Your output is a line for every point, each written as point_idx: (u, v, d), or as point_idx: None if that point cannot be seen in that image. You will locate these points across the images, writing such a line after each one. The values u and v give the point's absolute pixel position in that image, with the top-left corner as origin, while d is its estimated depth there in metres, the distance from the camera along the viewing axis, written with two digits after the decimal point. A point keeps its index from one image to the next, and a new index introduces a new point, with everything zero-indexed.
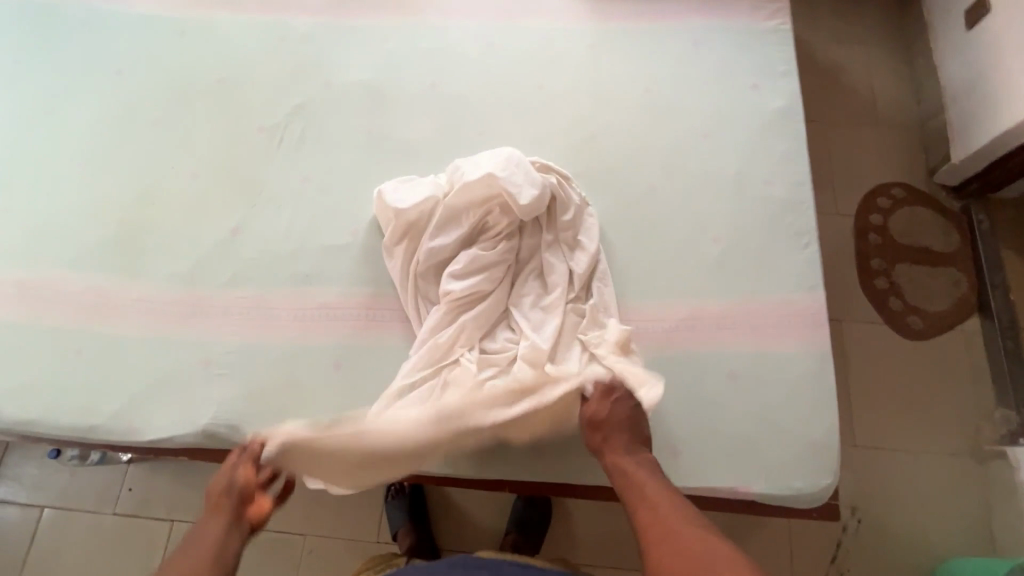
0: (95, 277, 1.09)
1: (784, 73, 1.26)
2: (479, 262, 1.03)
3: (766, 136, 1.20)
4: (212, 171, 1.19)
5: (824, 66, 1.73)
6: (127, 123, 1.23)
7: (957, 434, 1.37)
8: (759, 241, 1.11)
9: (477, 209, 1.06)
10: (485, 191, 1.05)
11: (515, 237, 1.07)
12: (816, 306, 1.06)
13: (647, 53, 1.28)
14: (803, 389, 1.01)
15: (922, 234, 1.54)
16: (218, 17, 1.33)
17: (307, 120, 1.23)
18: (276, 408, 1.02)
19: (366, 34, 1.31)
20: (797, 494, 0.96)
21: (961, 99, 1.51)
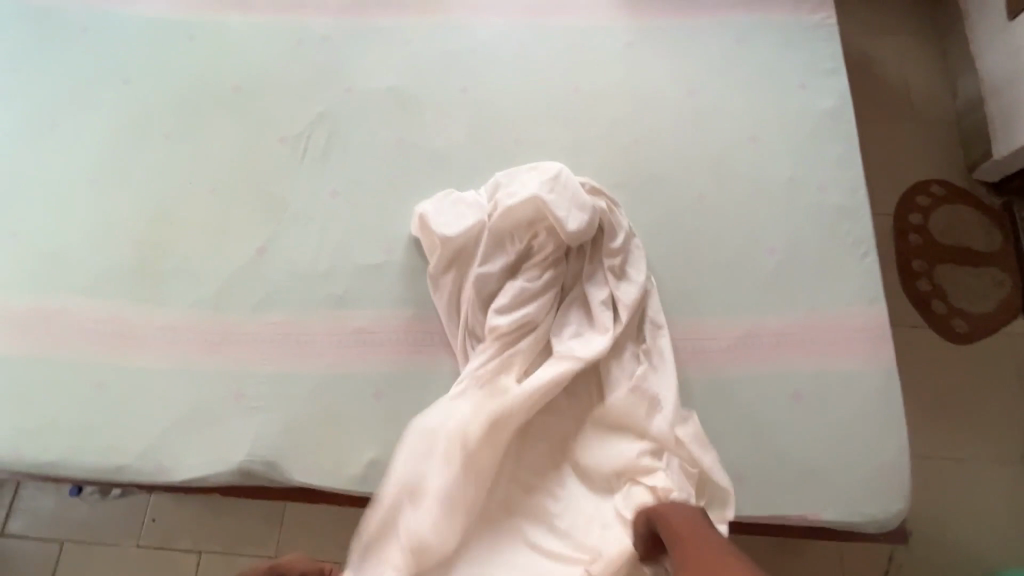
0: (113, 305, 1.02)
1: (830, 71, 1.21)
2: (524, 295, 0.97)
3: (816, 139, 1.14)
4: (232, 187, 1.12)
5: (856, 59, 1.67)
6: (137, 136, 1.15)
7: (1006, 440, 1.34)
8: (815, 250, 1.06)
9: (522, 237, 1.01)
10: (530, 212, 1.00)
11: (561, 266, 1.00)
12: (878, 319, 1.02)
13: (688, 51, 1.22)
14: (869, 408, 0.96)
15: (963, 233, 1.49)
16: (229, 19, 1.25)
17: (331, 129, 1.16)
18: (316, 441, 0.96)
19: (389, 35, 1.24)
20: (869, 518, 0.92)
21: (1003, 93, 1.46)
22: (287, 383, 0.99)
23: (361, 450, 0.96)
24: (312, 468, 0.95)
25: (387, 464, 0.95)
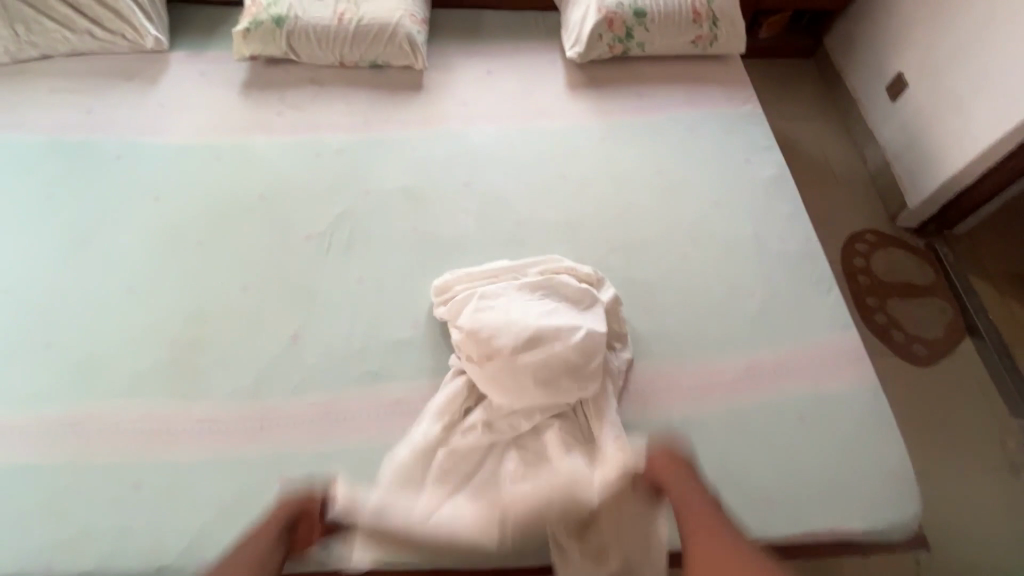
0: (152, 403, 1.06)
1: (767, 147, 1.47)
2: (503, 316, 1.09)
3: (768, 200, 1.36)
4: (262, 282, 1.21)
5: (780, 138, 2.00)
6: (169, 245, 1.25)
7: (988, 450, 1.46)
8: (787, 290, 1.23)
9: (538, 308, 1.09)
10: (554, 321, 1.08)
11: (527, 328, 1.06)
12: (852, 342, 1.17)
13: (651, 140, 1.46)
14: (866, 420, 1.08)
15: (902, 271, 1.72)
16: (252, 140, 1.42)
17: (352, 225, 1.29)
18: None
19: (397, 143, 1.43)
20: (892, 524, 0.99)
21: (904, 155, 1.78)
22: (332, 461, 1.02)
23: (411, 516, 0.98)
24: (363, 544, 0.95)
25: None
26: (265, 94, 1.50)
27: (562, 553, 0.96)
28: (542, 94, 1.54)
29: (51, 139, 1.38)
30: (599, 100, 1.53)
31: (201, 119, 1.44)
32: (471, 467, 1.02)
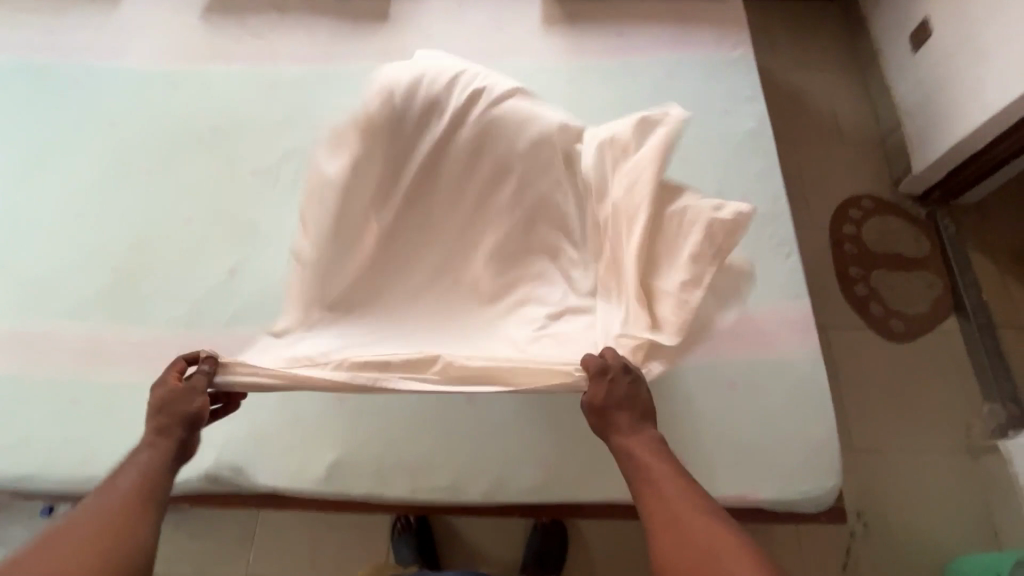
0: (93, 325, 1.10)
1: (750, 98, 1.35)
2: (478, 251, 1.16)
3: (739, 156, 1.27)
4: (207, 214, 1.21)
5: (787, 90, 1.85)
6: (119, 171, 1.25)
7: (951, 432, 1.40)
8: (743, 252, 1.16)
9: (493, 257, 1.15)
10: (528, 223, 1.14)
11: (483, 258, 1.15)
12: (802, 312, 1.11)
13: (623, 84, 1.37)
14: (799, 392, 1.04)
15: (895, 241, 1.61)
16: (209, 67, 1.38)
17: (301, 161, 1.27)
18: (280, 447, 1.01)
19: (356, 77, 1.37)
20: (804, 497, 0.98)
21: (915, 114, 1.62)
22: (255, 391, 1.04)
23: (324, 451, 1.00)
24: (277, 471, 0.99)
25: (350, 463, 0.99)
26: (226, 18, 1.44)
27: (465, 498, 0.98)
28: (514, 28, 1.44)
29: (14, 59, 1.38)
30: (574, 38, 1.43)
31: (161, 43, 1.41)
32: (387, 409, 1.03)
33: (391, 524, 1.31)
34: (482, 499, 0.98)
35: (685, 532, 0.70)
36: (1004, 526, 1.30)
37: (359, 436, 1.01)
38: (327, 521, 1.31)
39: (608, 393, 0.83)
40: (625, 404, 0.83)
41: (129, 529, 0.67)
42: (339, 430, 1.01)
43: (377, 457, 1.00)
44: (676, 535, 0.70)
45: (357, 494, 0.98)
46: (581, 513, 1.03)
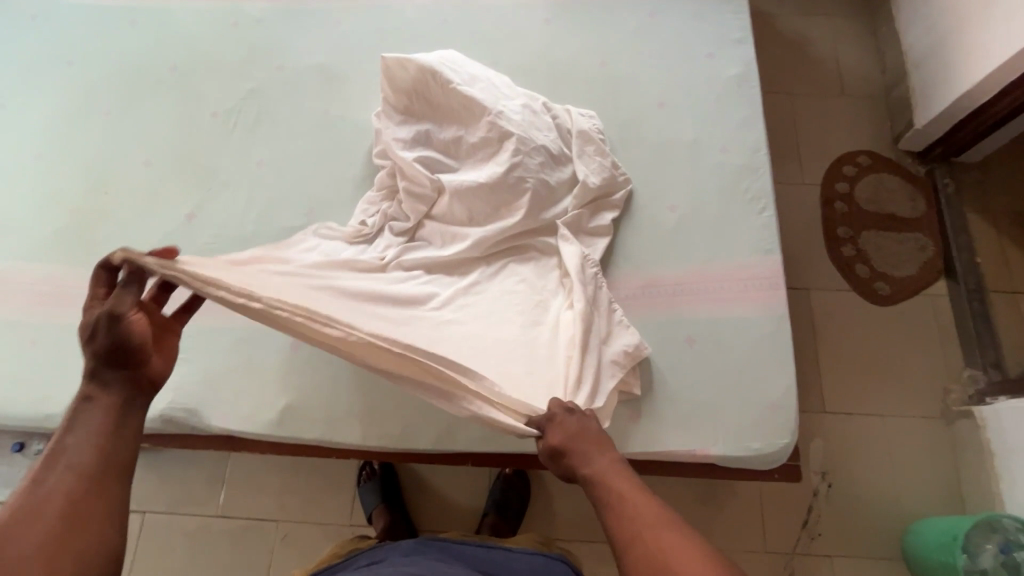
0: (52, 267, 1.10)
1: (739, 41, 1.26)
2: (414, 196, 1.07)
3: (720, 105, 1.20)
4: (165, 157, 1.18)
5: (788, 38, 1.74)
6: (76, 111, 1.22)
7: (926, 396, 1.38)
8: (714, 205, 1.12)
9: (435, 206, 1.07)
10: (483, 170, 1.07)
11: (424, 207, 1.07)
12: (770, 269, 1.06)
13: (603, 25, 1.28)
14: (758, 350, 1.01)
15: (888, 200, 1.54)
16: (169, 3, 1.32)
17: (261, 103, 1.22)
18: (233, 391, 1.01)
19: (320, 14, 1.30)
20: (755, 454, 0.96)
21: (922, 64, 1.51)
22: (210, 336, 1.04)
23: (277, 395, 1.01)
24: (230, 415, 1.00)
25: (301, 409, 1.00)
26: None
27: (414, 445, 0.98)
28: None
29: None
30: None
31: None
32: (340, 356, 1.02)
33: (357, 471, 1.33)
34: (431, 447, 0.98)
35: (663, 561, 0.60)
36: (971, 491, 1.28)
37: (311, 382, 1.01)
38: (295, 466, 1.34)
39: (561, 437, 0.74)
40: (581, 438, 0.74)
41: (103, 503, 0.59)
42: (291, 376, 1.01)
43: (328, 403, 1.00)
44: (642, 563, 0.61)
45: (307, 438, 0.99)
46: (533, 463, 1.03)
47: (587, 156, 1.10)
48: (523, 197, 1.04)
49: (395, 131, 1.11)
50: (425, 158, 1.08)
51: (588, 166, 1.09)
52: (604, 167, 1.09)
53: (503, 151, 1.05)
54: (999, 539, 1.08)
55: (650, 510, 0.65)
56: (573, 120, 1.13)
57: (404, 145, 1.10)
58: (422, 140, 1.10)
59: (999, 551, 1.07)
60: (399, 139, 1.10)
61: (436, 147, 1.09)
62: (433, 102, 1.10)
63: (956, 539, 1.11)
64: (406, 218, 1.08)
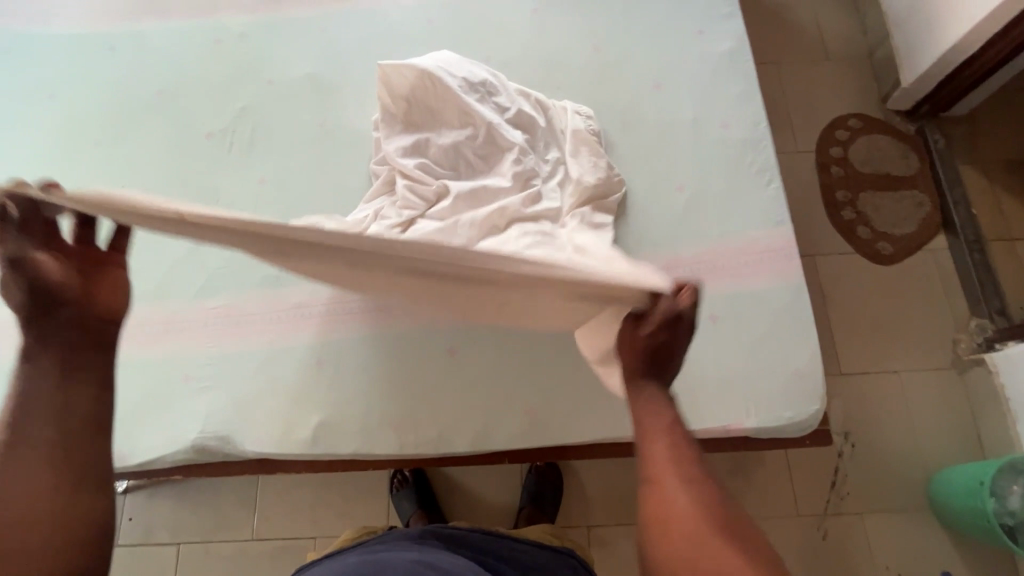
0: None
1: (728, 16, 1.26)
2: (412, 193, 1.04)
3: (716, 81, 1.20)
4: (164, 183, 1.16)
5: (769, 8, 1.74)
6: (65, 145, 1.19)
7: (937, 348, 1.41)
8: (721, 182, 1.12)
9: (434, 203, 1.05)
10: (484, 168, 1.07)
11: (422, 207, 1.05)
12: (784, 240, 1.08)
13: (591, 11, 1.28)
14: (780, 319, 1.03)
15: (882, 161, 1.56)
16: (146, 25, 1.28)
17: (255, 120, 1.20)
18: (263, 414, 1.00)
19: (304, 24, 1.28)
20: (788, 422, 0.98)
21: (903, 23, 1.53)
22: (234, 361, 1.03)
23: (308, 414, 1.00)
24: (263, 439, 0.99)
25: (335, 424, 0.99)
26: None
27: (452, 448, 0.98)
28: None
29: None
30: None
31: (92, 3, 1.31)
32: (366, 369, 1.02)
33: (389, 480, 1.33)
34: (468, 449, 0.98)
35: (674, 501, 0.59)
36: (989, 435, 1.32)
37: (342, 398, 1.00)
38: (326, 481, 1.33)
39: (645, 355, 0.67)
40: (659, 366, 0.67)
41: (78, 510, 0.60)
42: (320, 393, 1.01)
43: (361, 417, 1.00)
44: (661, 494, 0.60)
45: (345, 452, 0.98)
46: (568, 454, 1.03)
47: (581, 155, 1.10)
48: (529, 198, 1.04)
49: (394, 141, 1.10)
50: (424, 162, 1.07)
51: (582, 167, 1.09)
52: (600, 165, 1.09)
53: (512, 151, 1.06)
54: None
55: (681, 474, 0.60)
56: (567, 120, 1.13)
57: (405, 153, 1.08)
58: (420, 148, 1.09)
59: None
60: (397, 147, 1.09)
61: (434, 155, 1.08)
62: (433, 105, 1.09)
63: (982, 484, 1.14)
64: (400, 214, 1.04)
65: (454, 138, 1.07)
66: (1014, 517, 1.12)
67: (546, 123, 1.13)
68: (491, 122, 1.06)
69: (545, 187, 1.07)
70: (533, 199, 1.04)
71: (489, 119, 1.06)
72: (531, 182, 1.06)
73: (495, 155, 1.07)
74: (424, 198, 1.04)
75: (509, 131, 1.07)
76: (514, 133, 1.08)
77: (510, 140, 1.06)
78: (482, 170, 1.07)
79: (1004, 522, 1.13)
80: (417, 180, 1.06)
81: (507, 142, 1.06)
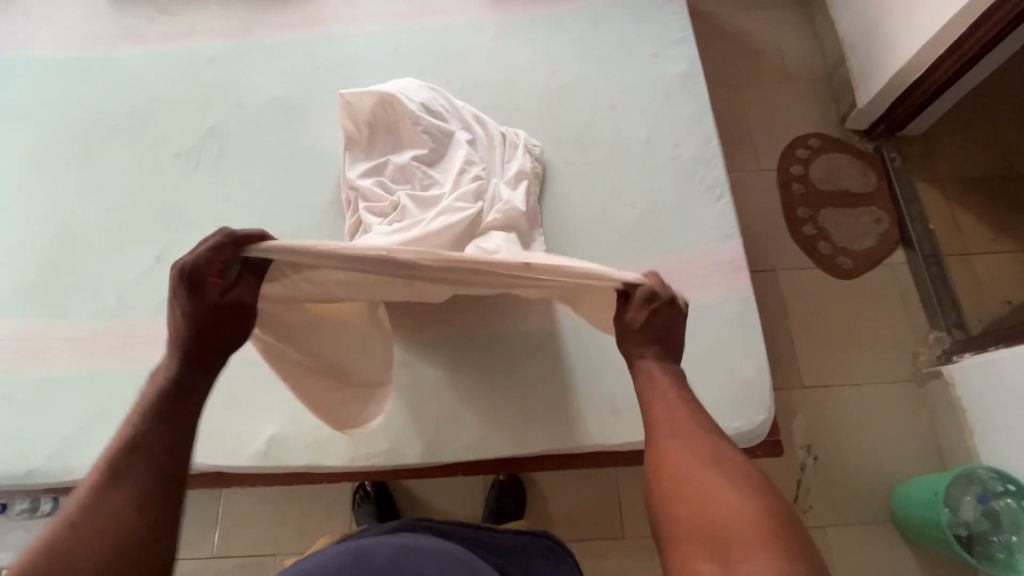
0: (20, 324, 1.09)
1: (681, 40, 1.32)
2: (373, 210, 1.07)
3: (669, 101, 1.25)
4: (129, 201, 1.18)
5: (730, 33, 1.81)
6: (34, 164, 1.22)
7: (898, 360, 1.42)
8: (672, 197, 1.16)
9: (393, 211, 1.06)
10: (432, 176, 1.09)
11: (381, 212, 1.07)
12: (732, 253, 1.10)
13: (550, 35, 1.33)
14: (728, 331, 1.05)
15: (841, 178, 1.60)
16: (121, 50, 1.33)
17: (222, 140, 1.24)
18: (216, 428, 1.01)
19: (273, 48, 1.33)
20: (735, 433, 0.99)
21: (857, 48, 1.59)
22: None
23: (261, 427, 1.01)
24: (215, 451, 0.99)
25: (288, 437, 1.00)
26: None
27: (403, 461, 0.99)
28: None
29: None
30: None
31: (70, 29, 1.36)
32: None
33: (352, 495, 1.32)
34: (419, 461, 0.99)
35: (688, 488, 0.60)
36: (948, 445, 1.33)
37: (295, 409, 1.02)
38: (287, 497, 1.33)
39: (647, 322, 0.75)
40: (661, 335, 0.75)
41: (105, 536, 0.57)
42: (275, 404, 1.02)
43: (315, 429, 1.01)
44: (675, 477, 0.62)
45: (297, 465, 0.99)
46: (518, 465, 1.04)
47: (518, 189, 1.10)
48: (470, 198, 1.04)
49: (356, 165, 1.13)
50: (381, 176, 1.11)
51: (517, 193, 1.10)
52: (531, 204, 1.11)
53: (454, 150, 1.11)
54: (975, 490, 1.15)
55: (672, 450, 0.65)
56: (517, 157, 1.14)
57: (365, 175, 1.11)
58: (380, 168, 1.12)
59: (978, 501, 1.15)
60: (359, 171, 1.12)
61: (392, 174, 1.10)
62: (393, 128, 1.13)
63: (937, 495, 1.15)
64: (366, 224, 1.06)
65: (407, 148, 1.12)
66: (968, 527, 1.15)
67: (495, 152, 1.15)
68: (425, 125, 1.10)
69: (489, 193, 1.08)
70: (476, 196, 1.05)
71: (424, 126, 1.10)
72: (483, 189, 1.07)
73: (448, 167, 1.09)
74: (382, 212, 1.07)
75: (459, 147, 1.10)
76: (464, 148, 1.11)
77: (460, 153, 1.10)
78: (426, 175, 1.09)
79: (959, 534, 1.14)
80: (372, 192, 1.08)
81: (454, 157, 1.10)
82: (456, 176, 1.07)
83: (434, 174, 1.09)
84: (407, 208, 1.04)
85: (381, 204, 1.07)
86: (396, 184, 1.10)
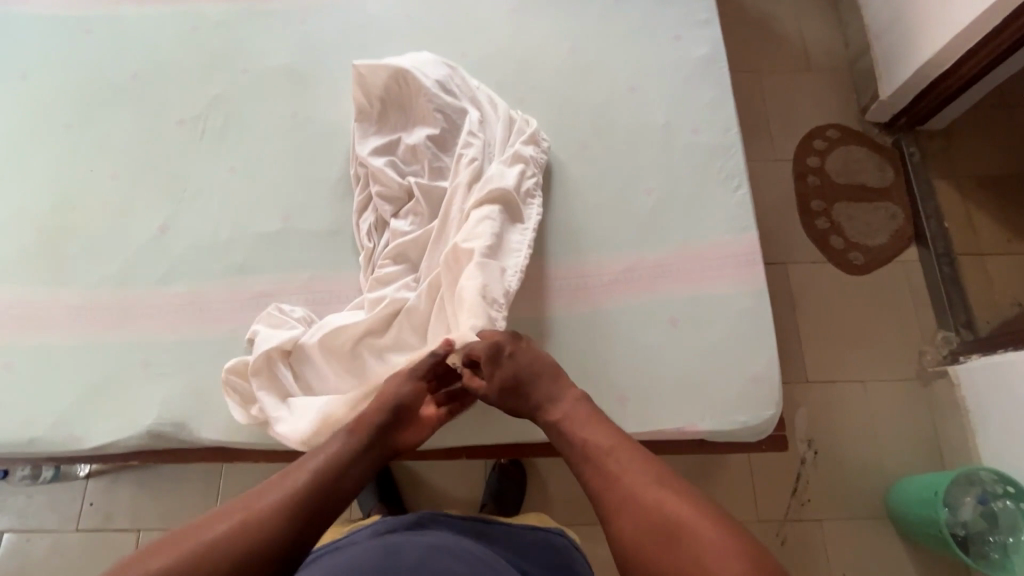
0: (20, 290, 1.07)
1: (705, 22, 1.27)
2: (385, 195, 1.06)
3: (689, 86, 1.21)
4: (131, 168, 1.15)
5: (752, 16, 1.75)
6: (33, 126, 1.18)
7: (904, 358, 1.42)
8: (688, 186, 1.13)
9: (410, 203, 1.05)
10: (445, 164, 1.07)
11: (394, 202, 1.06)
12: (748, 245, 1.08)
13: (569, 11, 1.28)
14: (739, 324, 1.04)
15: (858, 171, 1.57)
16: (123, 9, 1.28)
17: (227, 109, 1.20)
18: (220, 403, 1.00)
19: (282, 14, 1.28)
20: (743, 427, 0.99)
21: (883, 37, 1.54)
22: (193, 348, 1.03)
23: None
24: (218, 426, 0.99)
25: None
26: None
27: None
28: None
29: None
30: None
31: None
32: None
33: None
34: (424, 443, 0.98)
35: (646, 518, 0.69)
36: (949, 444, 1.34)
37: None
38: None
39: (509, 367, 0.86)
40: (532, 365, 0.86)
41: None
42: None
43: None
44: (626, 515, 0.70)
45: None
46: (523, 451, 1.03)
47: (512, 169, 1.05)
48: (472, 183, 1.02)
49: (367, 140, 1.10)
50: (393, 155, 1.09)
51: (506, 171, 1.04)
52: (523, 182, 1.04)
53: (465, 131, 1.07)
54: (975, 491, 1.16)
55: (618, 498, 0.72)
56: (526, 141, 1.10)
57: (376, 153, 1.09)
58: (392, 146, 1.09)
59: (977, 502, 1.15)
60: (370, 148, 1.09)
61: (404, 153, 1.08)
62: (406, 106, 1.10)
63: (937, 494, 1.16)
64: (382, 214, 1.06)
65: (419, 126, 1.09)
66: (965, 528, 1.16)
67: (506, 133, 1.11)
68: (438, 103, 1.07)
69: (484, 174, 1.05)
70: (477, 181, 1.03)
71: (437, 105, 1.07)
72: (481, 173, 1.04)
73: (456, 150, 1.07)
74: (393, 200, 1.06)
75: (471, 126, 1.07)
76: (477, 128, 1.07)
77: (473, 133, 1.07)
78: (439, 157, 1.07)
79: (956, 533, 1.15)
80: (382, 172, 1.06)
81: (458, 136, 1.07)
82: (455, 159, 1.05)
83: (445, 159, 1.07)
84: (419, 201, 1.04)
85: (392, 188, 1.06)
86: (409, 168, 1.08)
